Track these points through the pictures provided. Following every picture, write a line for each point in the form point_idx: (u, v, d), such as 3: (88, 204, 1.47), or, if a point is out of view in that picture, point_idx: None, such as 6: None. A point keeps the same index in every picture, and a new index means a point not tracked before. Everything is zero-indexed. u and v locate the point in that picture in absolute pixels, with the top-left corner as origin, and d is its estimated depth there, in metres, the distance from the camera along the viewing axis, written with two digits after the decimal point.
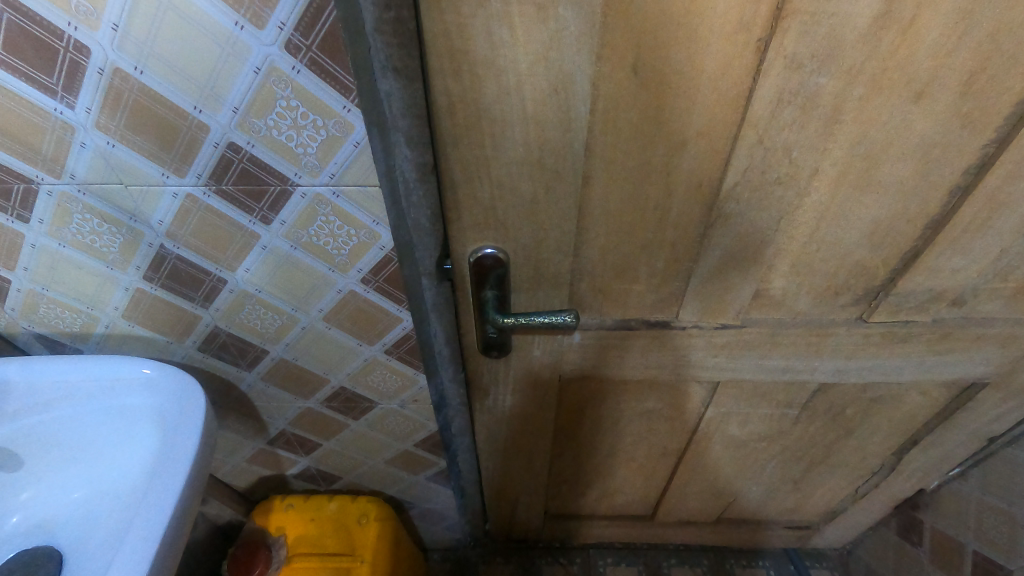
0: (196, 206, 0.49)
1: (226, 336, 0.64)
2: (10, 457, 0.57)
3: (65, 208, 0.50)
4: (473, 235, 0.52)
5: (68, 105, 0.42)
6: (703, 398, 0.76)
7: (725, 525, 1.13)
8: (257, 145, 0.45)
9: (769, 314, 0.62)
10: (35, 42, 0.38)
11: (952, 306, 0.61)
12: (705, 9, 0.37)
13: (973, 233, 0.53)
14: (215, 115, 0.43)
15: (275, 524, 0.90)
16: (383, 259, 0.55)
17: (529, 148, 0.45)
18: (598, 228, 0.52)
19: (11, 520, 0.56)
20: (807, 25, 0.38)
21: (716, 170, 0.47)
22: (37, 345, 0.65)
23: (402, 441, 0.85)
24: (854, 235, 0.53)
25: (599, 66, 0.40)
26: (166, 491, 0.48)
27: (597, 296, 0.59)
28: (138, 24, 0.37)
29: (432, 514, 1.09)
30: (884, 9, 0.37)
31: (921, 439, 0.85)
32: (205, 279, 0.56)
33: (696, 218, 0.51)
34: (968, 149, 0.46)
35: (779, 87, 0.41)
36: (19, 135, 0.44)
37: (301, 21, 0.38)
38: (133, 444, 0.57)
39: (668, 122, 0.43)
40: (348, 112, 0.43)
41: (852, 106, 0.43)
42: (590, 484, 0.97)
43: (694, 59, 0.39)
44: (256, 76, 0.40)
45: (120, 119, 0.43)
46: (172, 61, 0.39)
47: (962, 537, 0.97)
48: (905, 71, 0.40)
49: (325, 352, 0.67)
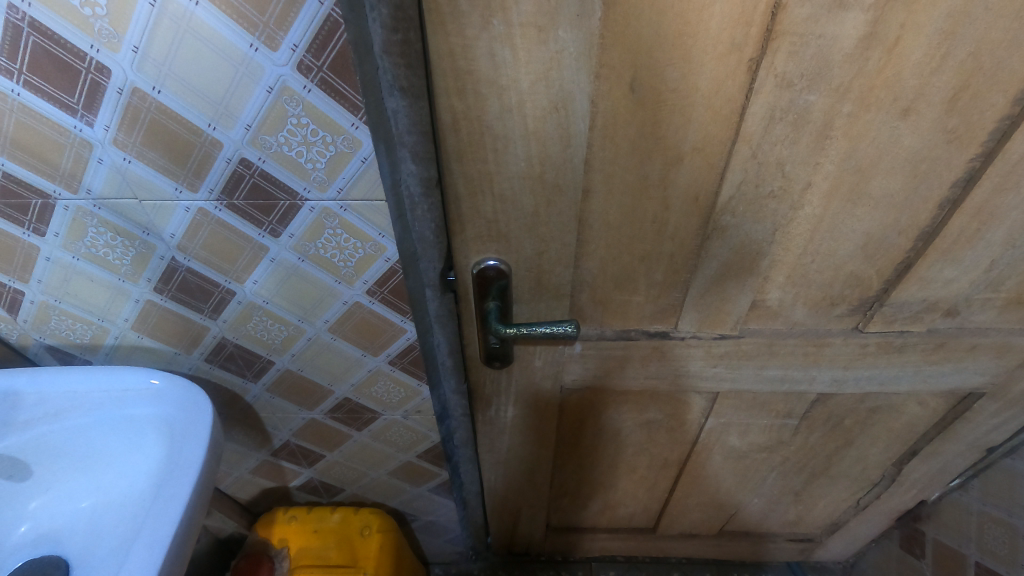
0: (207, 220, 0.51)
1: (233, 348, 0.65)
2: (20, 467, 0.58)
3: (80, 222, 0.51)
4: (477, 247, 0.53)
5: (87, 123, 0.43)
6: (703, 408, 0.77)
7: (727, 537, 1.13)
8: (268, 161, 0.46)
9: (766, 324, 0.63)
10: (58, 64, 0.40)
11: (946, 316, 0.63)
12: (698, 30, 0.38)
13: (963, 245, 0.54)
14: (228, 132, 0.44)
15: (277, 536, 0.90)
16: (387, 271, 0.56)
17: (531, 163, 0.46)
18: (598, 240, 0.53)
19: (19, 529, 0.56)
20: (796, 45, 0.39)
21: (712, 183, 0.48)
22: (47, 357, 0.66)
23: (405, 452, 0.86)
24: (847, 247, 0.54)
25: (598, 84, 0.41)
26: (173, 499, 0.49)
27: (598, 307, 0.61)
28: (157, 47, 0.39)
29: (434, 527, 1.09)
30: (869, 30, 0.39)
31: (920, 449, 0.85)
32: (213, 291, 0.58)
33: (693, 230, 0.52)
34: (956, 163, 0.48)
35: (771, 104, 0.43)
36: (39, 152, 0.45)
37: (313, 42, 0.39)
38: (141, 454, 0.58)
39: (665, 138, 0.45)
40: (356, 128, 0.45)
41: (842, 122, 0.44)
42: (591, 496, 0.97)
43: (688, 79, 0.41)
44: (268, 96, 0.42)
45: (137, 135, 0.44)
46: (189, 80, 0.41)
47: (964, 548, 0.97)
48: (891, 89, 0.42)
49: (330, 363, 0.68)
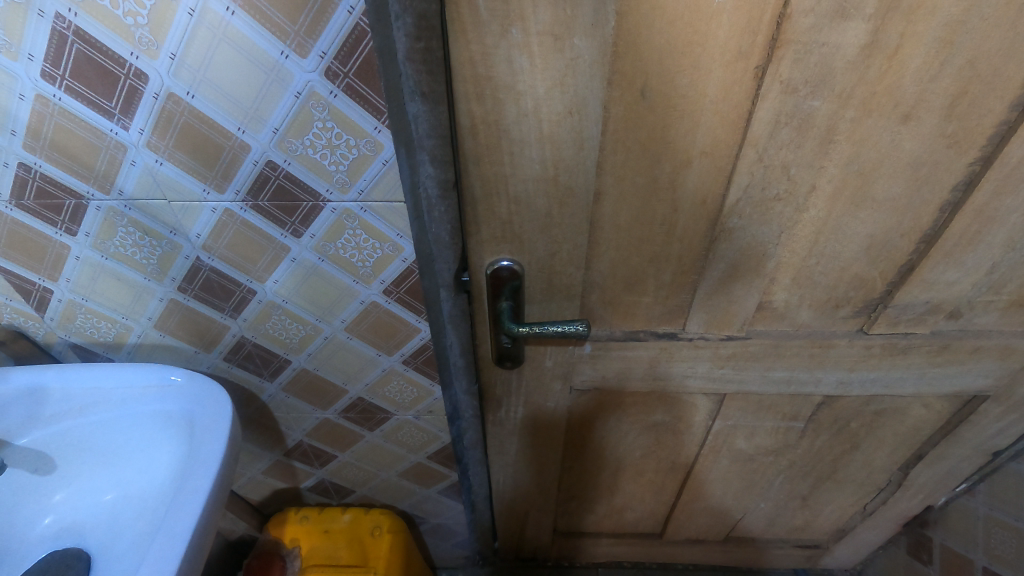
0: (232, 220, 0.52)
1: (251, 347, 0.66)
2: (43, 460, 0.59)
3: (111, 222, 0.53)
4: (491, 248, 0.55)
5: (123, 127, 0.45)
6: (709, 410, 0.78)
7: (734, 543, 1.13)
8: (293, 163, 0.48)
9: (772, 326, 0.65)
10: (98, 69, 0.42)
11: (949, 318, 0.64)
12: (706, 39, 0.40)
13: (965, 247, 0.56)
14: (256, 135, 0.46)
15: (289, 536, 0.91)
16: (404, 271, 0.58)
17: (545, 166, 0.48)
18: (609, 242, 0.55)
19: (43, 521, 0.58)
20: (801, 53, 0.41)
21: (719, 186, 0.50)
22: (71, 355, 0.68)
23: (416, 453, 0.87)
24: (851, 249, 0.56)
25: (610, 90, 0.43)
26: (195, 492, 0.50)
27: (607, 308, 0.62)
28: (192, 54, 0.41)
29: (441, 530, 1.10)
30: (870, 39, 0.41)
31: (926, 453, 0.86)
32: (235, 290, 0.59)
33: (702, 231, 0.54)
34: (956, 167, 0.49)
35: (776, 110, 0.45)
36: (76, 154, 0.47)
37: (340, 50, 0.42)
38: (160, 450, 0.59)
39: (674, 142, 0.47)
40: (378, 132, 0.46)
41: (844, 127, 0.46)
42: (599, 499, 0.97)
43: (697, 85, 0.43)
44: (296, 100, 0.44)
45: (169, 139, 0.46)
46: (221, 86, 0.43)
47: (971, 554, 0.97)
48: (893, 96, 0.44)
49: (345, 362, 0.69)
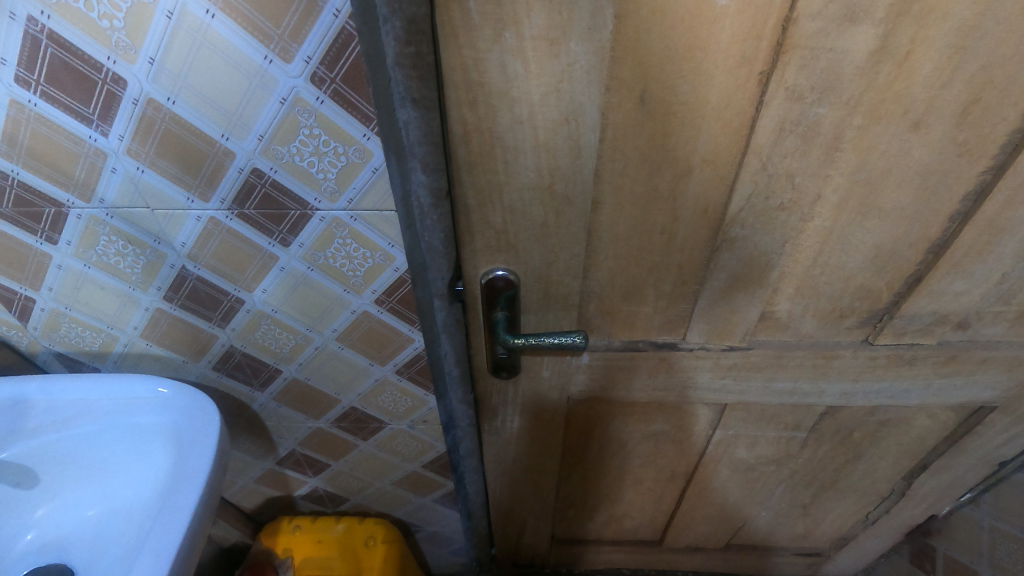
0: (218, 229, 0.51)
1: (241, 356, 0.65)
2: (26, 475, 0.58)
3: (93, 230, 0.52)
4: (485, 257, 0.53)
5: (102, 133, 0.44)
6: (710, 420, 0.76)
7: (734, 550, 1.11)
8: (280, 171, 0.47)
9: (775, 336, 0.63)
10: (75, 74, 0.40)
11: (956, 329, 0.62)
12: (708, 43, 0.39)
13: (974, 258, 0.54)
14: (241, 142, 0.45)
15: (281, 546, 0.90)
16: (396, 281, 0.56)
17: (541, 174, 0.46)
18: (606, 251, 0.53)
19: (26, 536, 0.57)
20: (807, 59, 0.39)
21: (721, 195, 0.48)
22: (56, 364, 0.66)
23: (411, 462, 0.85)
24: (857, 259, 0.54)
25: (608, 96, 0.42)
26: (179, 509, 0.48)
27: (606, 318, 0.60)
28: (172, 58, 0.40)
29: (438, 537, 1.08)
30: (880, 44, 0.39)
31: (931, 463, 0.84)
32: (223, 299, 0.58)
33: (703, 241, 0.52)
34: (966, 176, 0.47)
35: (781, 116, 0.43)
36: (54, 161, 0.46)
37: (326, 55, 0.40)
38: (147, 463, 0.58)
39: (675, 150, 0.45)
40: (367, 139, 0.45)
41: (851, 135, 0.44)
42: (597, 507, 0.96)
43: (698, 91, 0.41)
44: (281, 106, 0.43)
45: (150, 145, 0.45)
46: (203, 92, 0.42)
47: (976, 565, 0.96)
48: (902, 103, 0.42)
49: (337, 371, 0.67)
